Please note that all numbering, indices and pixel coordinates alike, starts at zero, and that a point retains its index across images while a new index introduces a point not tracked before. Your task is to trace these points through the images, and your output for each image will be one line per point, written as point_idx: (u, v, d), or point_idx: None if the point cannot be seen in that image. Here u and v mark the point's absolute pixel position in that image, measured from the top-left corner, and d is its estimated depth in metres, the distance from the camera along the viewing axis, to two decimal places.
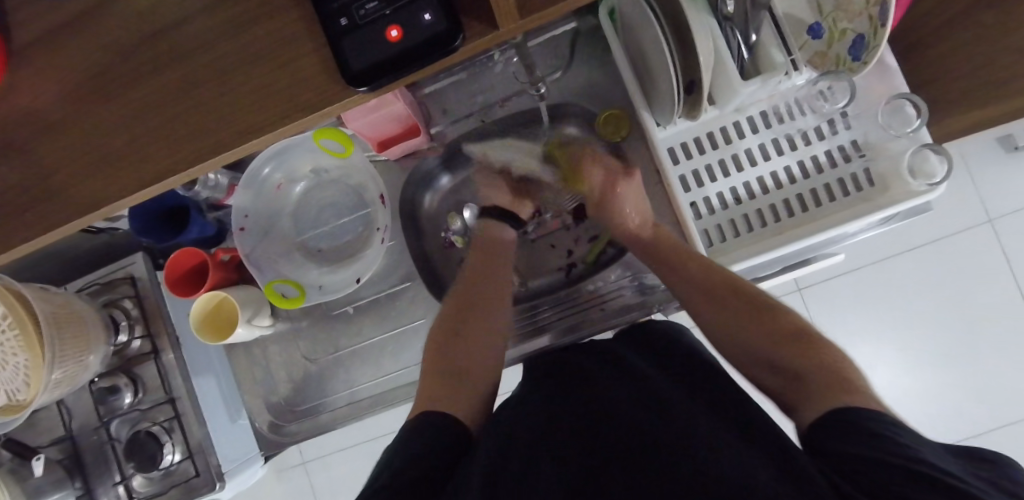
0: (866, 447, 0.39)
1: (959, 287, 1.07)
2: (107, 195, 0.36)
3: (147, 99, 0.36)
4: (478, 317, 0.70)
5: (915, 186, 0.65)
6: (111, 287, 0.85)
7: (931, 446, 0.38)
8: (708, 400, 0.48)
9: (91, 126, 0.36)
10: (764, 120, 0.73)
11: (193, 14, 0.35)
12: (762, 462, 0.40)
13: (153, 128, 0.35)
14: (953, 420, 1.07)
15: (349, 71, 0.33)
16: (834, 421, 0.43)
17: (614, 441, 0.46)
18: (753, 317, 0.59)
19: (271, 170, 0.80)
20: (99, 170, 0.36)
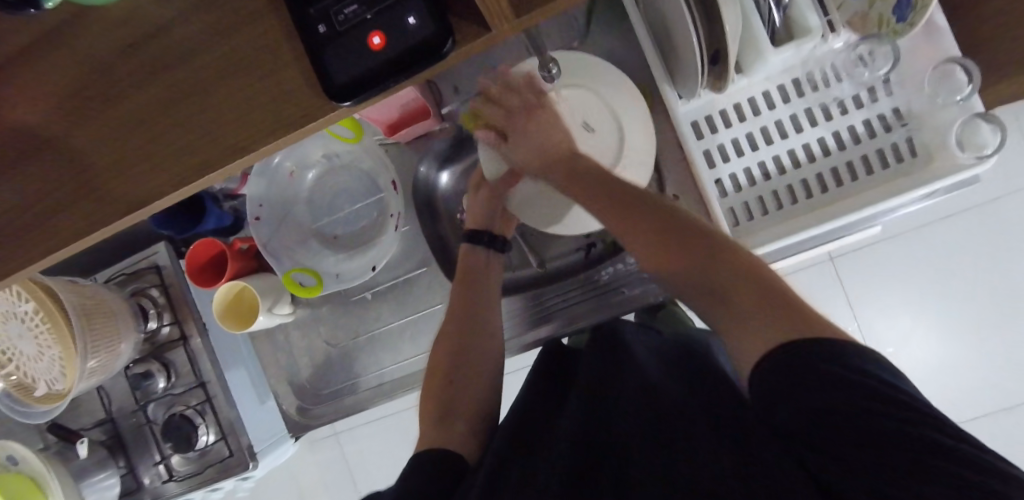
0: (839, 425, 0.35)
1: (1004, 253, 1.01)
2: (99, 215, 0.35)
3: (132, 114, 0.34)
4: (467, 352, 0.66)
5: (962, 158, 0.60)
6: (138, 277, 0.87)
7: (864, 377, 0.36)
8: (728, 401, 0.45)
9: (76, 145, 0.35)
10: (796, 89, 0.68)
11: (172, 21, 0.33)
12: (772, 456, 0.38)
13: (142, 144, 0.34)
14: (989, 390, 1.03)
15: (329, 84, 0.31)
16: (773, 374, 0.39)
17: (604, 441, 0.47)
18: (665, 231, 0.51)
19: (282, 158, 0.79)
20: (93, 187, 0.35)
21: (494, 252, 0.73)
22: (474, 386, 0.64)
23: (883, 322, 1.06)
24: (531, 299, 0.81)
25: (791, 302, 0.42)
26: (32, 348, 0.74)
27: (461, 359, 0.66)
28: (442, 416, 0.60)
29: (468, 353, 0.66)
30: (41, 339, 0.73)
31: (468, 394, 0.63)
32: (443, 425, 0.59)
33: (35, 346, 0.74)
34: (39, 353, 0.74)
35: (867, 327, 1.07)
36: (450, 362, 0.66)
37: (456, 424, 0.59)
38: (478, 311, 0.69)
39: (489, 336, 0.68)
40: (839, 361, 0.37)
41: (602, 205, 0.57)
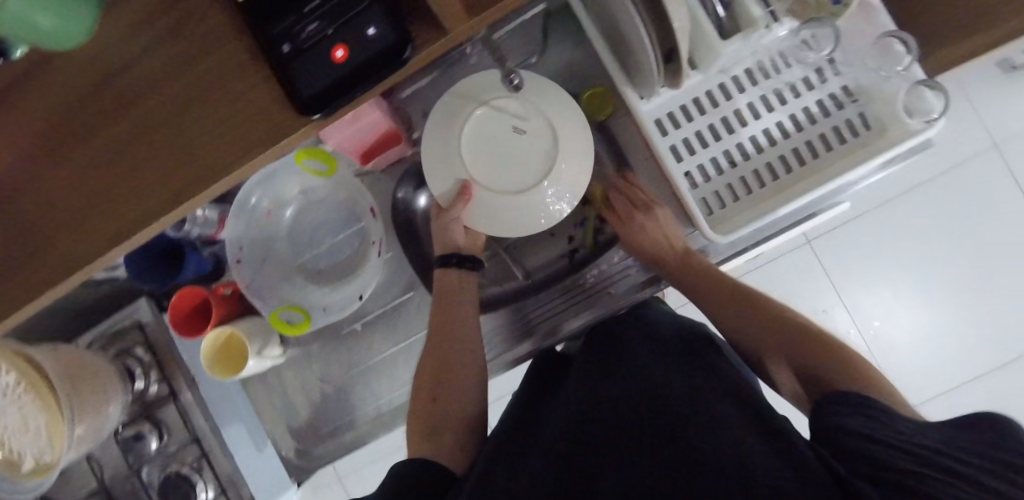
0: (856, 437, 0.40)
1: (968, 216, 1.06)
2: (93, 243, 0.37)
3: (114, 145, 0.37)
4: (452, 360, 0.67)
5: (912, 125, 0.63)
6: (121, 336, 0.86)
7: (904, 419, 0.40)
8: (728, 396, 0.46)
9: (66, 178, 0.37)
10: (749, 78, 0.71)
11: (144, 54, 0.36)
12: (775, 455, 0.39)
13: (127, 173, 0.37)
14: (977, 351, 1.06)
15: (300, 99, 0.34)
16: (829, 398, 0.46)
17: (601, 439, 0.47)
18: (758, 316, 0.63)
19: (258, 198, 0.79)
20: (83, 220, 0.37)
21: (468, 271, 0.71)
22: (462, 393, 0.66)
23: (868, 298, 1.09)
24: (514, 313, 0.82)
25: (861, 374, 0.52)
26: (16, 419, 0.72)
27: (449, 370, 0.66)
28: (435, 432, 0.61)
29: (452, 358, 0.67)
30: (25, 410, 0.72)
31: (460, 410, 0.64)
32: (437, 439, 0.59)
33: (19, 418, 0.72)
34: (24, 424, 0.72)
35: (854, 304, 1.09)
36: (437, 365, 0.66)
37: (443, 436, 0.60)
38: (463, 323, 0.68)
39: (476, 354, 0.68)
40: (878, 407, 0.42)
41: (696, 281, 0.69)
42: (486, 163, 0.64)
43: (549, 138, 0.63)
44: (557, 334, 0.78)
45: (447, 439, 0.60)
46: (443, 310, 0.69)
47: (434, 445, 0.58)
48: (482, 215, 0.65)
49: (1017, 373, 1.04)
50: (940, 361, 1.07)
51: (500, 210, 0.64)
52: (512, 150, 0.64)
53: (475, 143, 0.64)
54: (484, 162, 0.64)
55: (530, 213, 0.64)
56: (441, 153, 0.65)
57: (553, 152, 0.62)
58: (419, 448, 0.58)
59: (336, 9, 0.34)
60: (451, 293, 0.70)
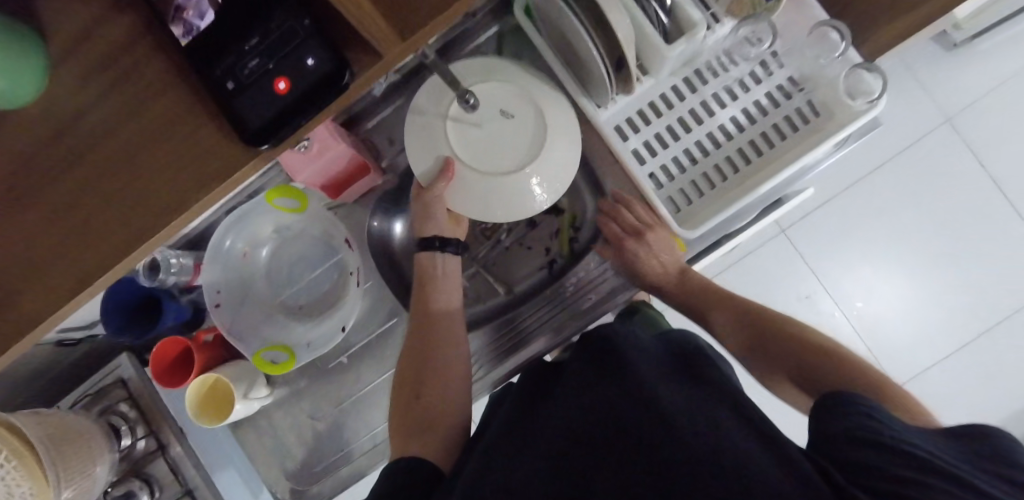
0: (852, 441, 0.39)
1: (933, 191, 1.09)
2: (55, 287, 0.38)
3: (70, 192, 0.39)
4: (433, 363, 0.66)
5: (856, 107, 0.65)
6: (103, 395, 0.84)
7: (908, 431, 0.39)
8: (732, 405, 0.43)
9: (21, 233, 0.38)
10: (699, 78, 0.74)
11: (98, 105, 0.39)
12: (769, 458, 0.37)
13: (86, 215, 0.38)
14: (957, 322, 1.08)
15: (248, 132, 0.38)
16: (829, 402, 0.45)
17: (596, 442, 0.44)
18: (777, 336, 0.62)
19: (233, 240, 0.79)
20: (43, 264, 0.38)
21: (449, 254, 0.72)
22: (443, 394, 0.65)
23: (847, 280, 1.11)
24: (504, 324, 0.82)
25: (877, 380, 0.51)
26: None
27: (434, 372, 0.66)
28: (423, 431, 0.60)
29: (436, 360, 0.66)
30: None
31: (452, 407, 0.64)
32: (432, 434, 0.60)
33: None
34: None
35: (834, 287, 1.11)
36: (414, 374, 0.66)
37: (432, 434, 0.59)
38: (450, 330, 0.69)
39: (463, 375, 0.67)
40: (885, 417, 0.40)
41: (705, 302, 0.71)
42: (473, 150, 0.64)
43: (535, 122, 0.64)
44: (558, 337, 0.77)
45: (431, 446, 0.58)
46: (425, 323, 0.69)
47: (426, 444, 0.58)
48: (471, 200, 0.65)
49: (998, 337, 1.07)
50: (923, 335, 1.09)
51: (494, 193, 0.64)
52: (494, 138, 0.64)
53: (457, 134, 0.65)
54: (471, 149, 0.64)
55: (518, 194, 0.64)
56: (425, 140, 0.65)
57: (541, 132, 0.64)
58: (405, 447, 0.58)
59: (274, 45, 0.38)
60: (431, 306, 0.69)
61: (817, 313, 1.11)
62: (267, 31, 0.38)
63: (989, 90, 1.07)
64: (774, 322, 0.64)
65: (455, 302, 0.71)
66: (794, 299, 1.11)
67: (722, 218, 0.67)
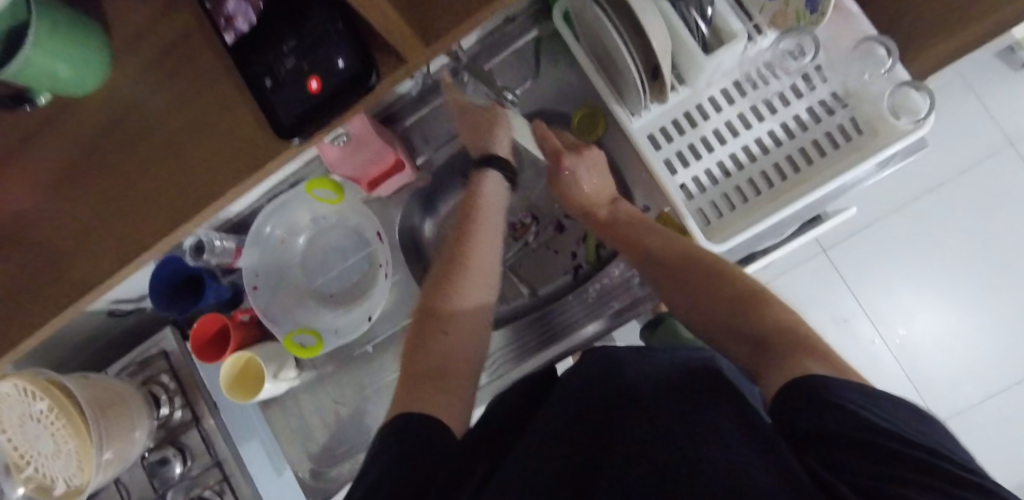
0: (830, 439, 0.36)
1: (989, 217, 1.03)
2: (119, 242, 0.45)
3: (133, 166, 0.45)
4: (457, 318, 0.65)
5: (900, 125, 0.62)
6: (147, 365, 0.90)
7: (893, 422, 0.36)
8: (740, 416, 0.40)
9: (96, 195, 0.46)
10: (738, 90, 0.73)
11: (156, 94, 0.44)
12: (760, 459, 0.36)
13: (145, 188, 0.44)
14: (1007, 356, 1.02)
15: (281, 125, 0.41)
16: (795, 393, 0.40)
17: (604, 447, 0.43)
18: (716, 283, 0.58)
19: (273, 227, 0.83)
20: (114, 232, 0.45)
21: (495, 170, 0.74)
22: (467, 347, 0.64)
23: (888, 305, 1.06)
24: (530, 323, 0.81)
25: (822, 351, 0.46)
26: (49, 446, 0.75)
27: (447, 321, 0.65)
28: (430, 385, 0.58)
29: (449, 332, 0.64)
30: (57, 436, 0.75)
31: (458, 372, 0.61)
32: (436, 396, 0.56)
33: (51, 444, 0.75)
34: (55, 450, 0.75)
35: (875, 312, 1.07)
36: (427, 323, 0.65)
37: (443, 400, 0.56)
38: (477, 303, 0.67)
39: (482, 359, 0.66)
40: (869, 407, 0.37)
41: (661, 269, 0.63)
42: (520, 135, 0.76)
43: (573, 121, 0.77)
44: (585, 340, 0.78)
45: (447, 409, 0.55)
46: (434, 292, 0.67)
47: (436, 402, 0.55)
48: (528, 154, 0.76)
49: None
50: (967, 368, 1.04)
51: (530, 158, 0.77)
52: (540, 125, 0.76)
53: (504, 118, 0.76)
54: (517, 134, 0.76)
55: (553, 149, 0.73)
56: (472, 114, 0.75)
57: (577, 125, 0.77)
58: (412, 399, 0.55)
59: (311, 46, 0.42)
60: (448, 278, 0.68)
61: (854, 337, 1.07)
62: (306, 35, 0.42)
63: None
64: (724, 273, 0.58)
65: (493, 253, 0.71)
66: (830, 321, 1.08)
67: (752, 233, 0.66)
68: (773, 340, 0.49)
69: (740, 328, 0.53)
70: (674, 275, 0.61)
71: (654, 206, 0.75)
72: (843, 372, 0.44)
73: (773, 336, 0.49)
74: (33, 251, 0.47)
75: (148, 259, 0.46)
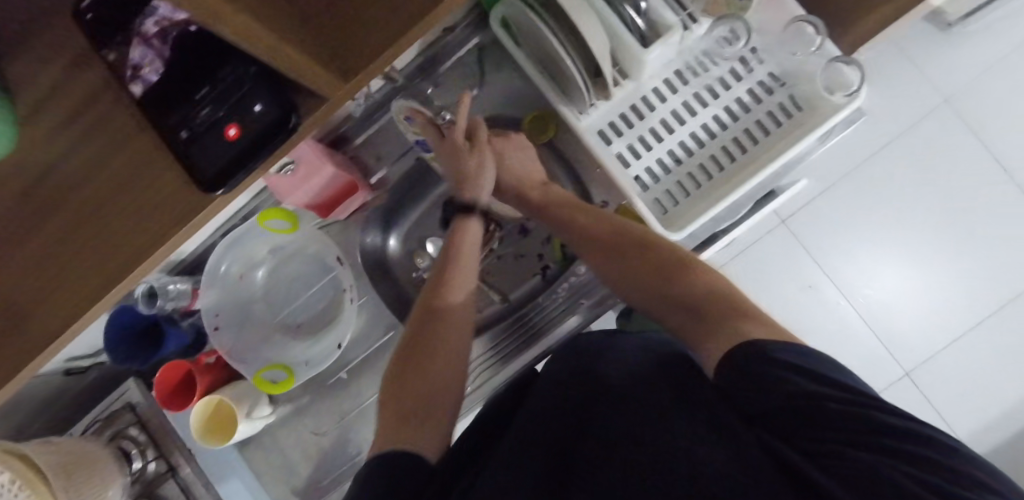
0: (781, 411, 0.38)
1: (936, 172, 1.07)
2: (59, 306, 0.43)
3: (64, 227, 0.43)
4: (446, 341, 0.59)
5: (835, 100, 0.64)
6: (113, 420, 0.86)
7: (864, 392, 0.38)
8: (710, 409, 0.42)
9: (29, 260, 0.44)
10: (680, 78, 0.73)
11: (81, 150, 0.43)
12: (728, 454, 0.37)
13: (82, 247, 0.43)
14: (965, 303, 1.07)
15: (205, 179, 0.42)
16: (742, 363, 0.40)
17: (582, 437, 0.43)
18: (662, 260, 0.57)
19: (228, 265, 0.80)
20: (54, 296, 0.43)
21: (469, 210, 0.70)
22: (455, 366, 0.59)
23: (848, 267, 1.10)
24: (506, 327, 0.83)
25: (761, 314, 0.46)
26: None
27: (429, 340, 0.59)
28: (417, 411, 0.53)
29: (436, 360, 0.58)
30: None
31: (443, 405, 0.55)
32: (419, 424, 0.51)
33: None
34: None
35: (837, 276, 1.10)
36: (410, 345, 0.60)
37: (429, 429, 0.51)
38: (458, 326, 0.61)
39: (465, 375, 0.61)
40: (837, 381, 0.38)
41: (612, 258, 0.61)
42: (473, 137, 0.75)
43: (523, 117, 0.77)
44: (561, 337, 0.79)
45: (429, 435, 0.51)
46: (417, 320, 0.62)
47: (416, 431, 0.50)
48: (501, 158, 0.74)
49: (1008, 318, 1.05)
50: (928, 319, 1.08)
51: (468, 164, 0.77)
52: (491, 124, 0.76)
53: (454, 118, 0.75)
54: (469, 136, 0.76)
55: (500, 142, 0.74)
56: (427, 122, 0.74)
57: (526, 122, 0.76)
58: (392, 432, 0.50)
59: (223, 95, 0.42)
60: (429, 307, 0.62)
61: (823, 302, 1.10)
62: (219, 82, 0.42)
63: (986, 68, 1.05)
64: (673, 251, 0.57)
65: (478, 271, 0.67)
66: (796, 289, 1.11)
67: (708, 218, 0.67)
68: (709, 311, 0.49)
69: (680, 298, 0.52)
70: (621, 258, 0.60)
71: (613, 201, 0.75)
72: (785, 335, 0.43)
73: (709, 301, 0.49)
74: None
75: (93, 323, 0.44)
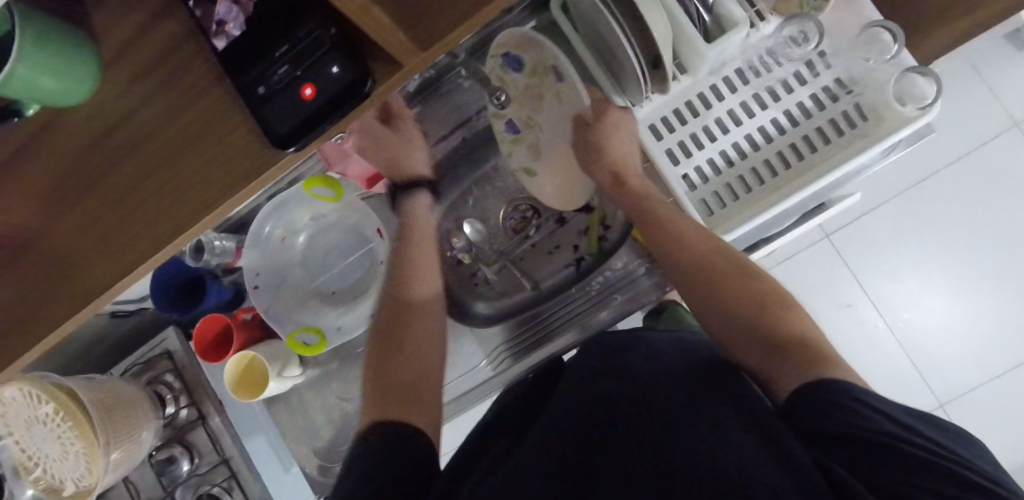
0: (839, 435, 0.38)
1: (999, 199, 1.02)
2: (118, 252, 0.45)
3: (126, 177, 0.45)
4: (413, 329, 0.69)
5: (905, 111, 0.61)
6: (151, 365, 0.90)
7: (925, 437, 0.38)
8: (744, 417, 0.41)
9: (94, 205, 0.46)
10: (740, 77, 0.71)
11: (146, 103, 0.44)
12: (766, 455, 0.37)
13: (141, 198, 0.44)
14: (1016, 339, 1.02)
15: (275, 136, 0.41)
16: (808, 396, 0.42)
17: (605, 428, 0.44)
18: (736, 280, 0.57)
19: (272, 227, 0.82)
20: (110, 240, 0.45)
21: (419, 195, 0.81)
22: (417, 339, 0.68)
23: (890, 286, 1.06)
24: (530, 318, 0.81)
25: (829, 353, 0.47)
26: (55, 448, 0.75)
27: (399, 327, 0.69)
28: (403, 399, 0.60)
29: (408, 344, 0.67)
30: (64, 438, 0.75)
31: (429, 375, 0.65)
32: (414, 403, 0.60)
33: (59, 446, 0.75)
34: (62, 452, 0.75)
35: (879, 297, 1.06)
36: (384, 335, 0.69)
37: (417, 408, 0.59)
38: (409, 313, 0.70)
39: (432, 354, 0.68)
40: (897, 420, 0.39)
41: (680, 269, 0.60)
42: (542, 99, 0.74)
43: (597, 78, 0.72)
44: (584, 335, 0.76)
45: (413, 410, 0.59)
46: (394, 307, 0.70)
47: (411, 411, 0.58)
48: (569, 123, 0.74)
49: None
50: (973, 351, 1.03)
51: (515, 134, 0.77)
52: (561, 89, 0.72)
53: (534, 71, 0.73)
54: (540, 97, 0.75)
55: (596, 118, 0.72)
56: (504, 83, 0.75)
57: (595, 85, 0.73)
58: (390, 410, 0.58)
59: (303, 54, 0.42)
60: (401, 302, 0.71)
61: (860, 324, 1.07)
62: (298, 40, 0.42)
63: None
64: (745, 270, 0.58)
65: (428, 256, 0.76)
66: (834, 307, 1.07)
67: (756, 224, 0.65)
68: (784, 340, 0.49)
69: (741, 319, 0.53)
70: (684, 271, 0.60)
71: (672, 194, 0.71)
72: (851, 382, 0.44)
73: (781, 334, 0.50)
74: (35, 261, 0.48)
75: (145, 273, 0.45)
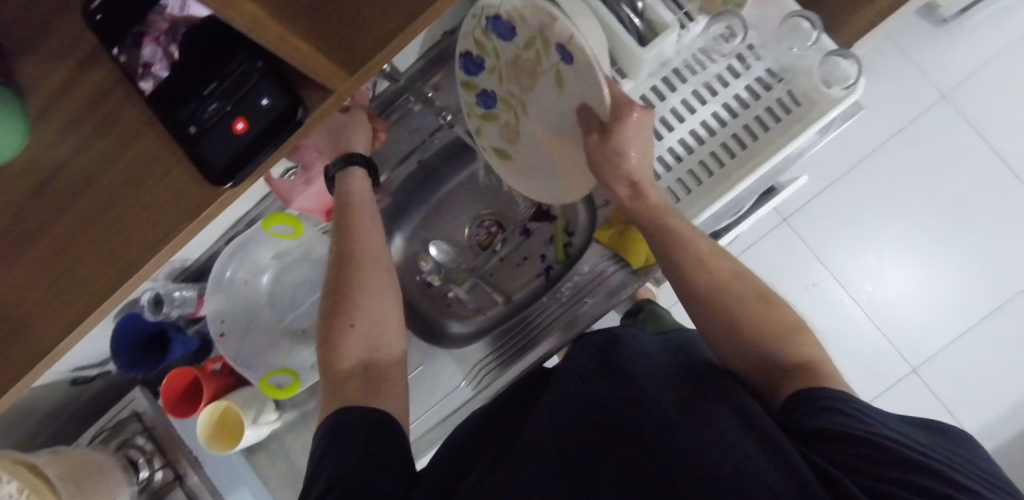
0: (834, 436, 0.39)
1: (937, 167, 1.07)
2: (63, 307, 0.44)
3: (67, 228, 0.44)
4: (374, 330, 0.61)
5: (833, 93, 0.65)
6: (120, 428, 0.86)
7: (919, 442, 0.39)
8: (732, 413, 0.42)
9: (33, 260, 0.44)
10: (678, 77, 0.74)
11: (84, 150, 0.44)
12: (765, 455, 0.38)
13: (86, 247, 0.44)
14: (972, 299, 1.06)
15: (215, 172, 0.43)
16: (803, 399, 0.43)
17: (604, 431, 0.43)
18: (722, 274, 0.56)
19: (233, 270, 0.81)
20: (55, 293, 0.44)
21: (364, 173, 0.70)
22: (376, 330, 0.61)
23: (853, 263, 1.10)
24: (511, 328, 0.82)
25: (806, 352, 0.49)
26: None
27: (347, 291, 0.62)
28: (369, 382, 0.56)
29: (355, 331, 0.60)
30: None
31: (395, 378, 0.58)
32: (381, 394, 0.55)
33: None
34: None
35: (842, 273, 1.10)
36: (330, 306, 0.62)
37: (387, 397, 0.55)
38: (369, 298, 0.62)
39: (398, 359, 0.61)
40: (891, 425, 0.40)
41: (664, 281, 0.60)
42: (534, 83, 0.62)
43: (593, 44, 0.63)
44: (570, 331, 0.72)
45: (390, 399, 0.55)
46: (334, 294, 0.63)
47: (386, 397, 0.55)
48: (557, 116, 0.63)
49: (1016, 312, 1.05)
50: (935, 315, 1.07)
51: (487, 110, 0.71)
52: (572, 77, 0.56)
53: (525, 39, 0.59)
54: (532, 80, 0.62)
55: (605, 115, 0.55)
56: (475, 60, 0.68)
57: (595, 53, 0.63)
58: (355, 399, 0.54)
59: (232, 90, 0.43)
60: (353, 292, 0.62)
61: (827, 301, 1.10)
62: (225, 76, 0.43)
63: (983, 64, 1.06)
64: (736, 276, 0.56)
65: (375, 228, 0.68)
66: (802, 289, 1.10)
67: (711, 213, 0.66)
68: (768, 334, 0.50)
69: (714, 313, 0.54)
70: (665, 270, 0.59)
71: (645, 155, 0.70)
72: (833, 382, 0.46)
73: (759, 327, 0.51)
74: None
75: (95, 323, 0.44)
